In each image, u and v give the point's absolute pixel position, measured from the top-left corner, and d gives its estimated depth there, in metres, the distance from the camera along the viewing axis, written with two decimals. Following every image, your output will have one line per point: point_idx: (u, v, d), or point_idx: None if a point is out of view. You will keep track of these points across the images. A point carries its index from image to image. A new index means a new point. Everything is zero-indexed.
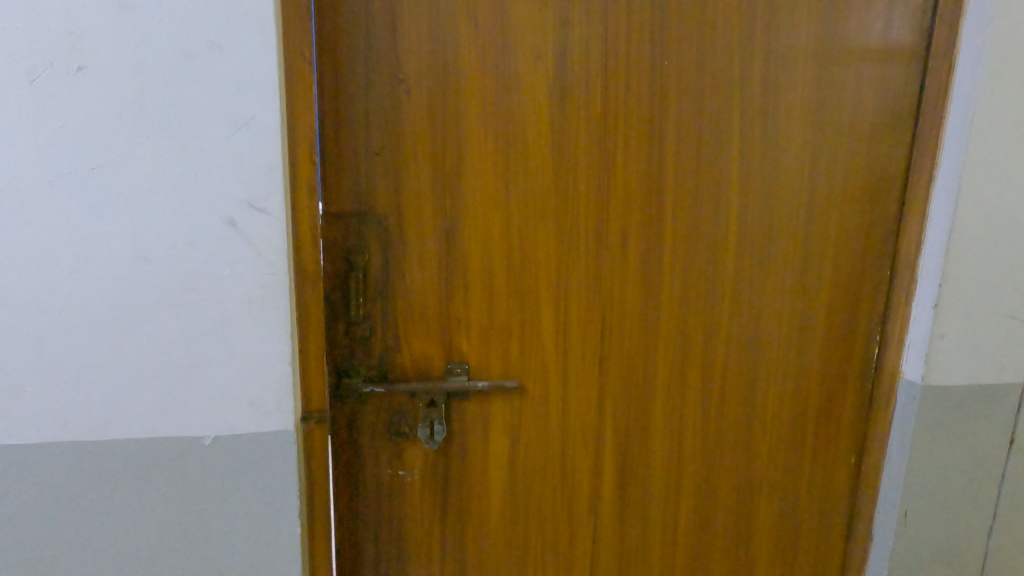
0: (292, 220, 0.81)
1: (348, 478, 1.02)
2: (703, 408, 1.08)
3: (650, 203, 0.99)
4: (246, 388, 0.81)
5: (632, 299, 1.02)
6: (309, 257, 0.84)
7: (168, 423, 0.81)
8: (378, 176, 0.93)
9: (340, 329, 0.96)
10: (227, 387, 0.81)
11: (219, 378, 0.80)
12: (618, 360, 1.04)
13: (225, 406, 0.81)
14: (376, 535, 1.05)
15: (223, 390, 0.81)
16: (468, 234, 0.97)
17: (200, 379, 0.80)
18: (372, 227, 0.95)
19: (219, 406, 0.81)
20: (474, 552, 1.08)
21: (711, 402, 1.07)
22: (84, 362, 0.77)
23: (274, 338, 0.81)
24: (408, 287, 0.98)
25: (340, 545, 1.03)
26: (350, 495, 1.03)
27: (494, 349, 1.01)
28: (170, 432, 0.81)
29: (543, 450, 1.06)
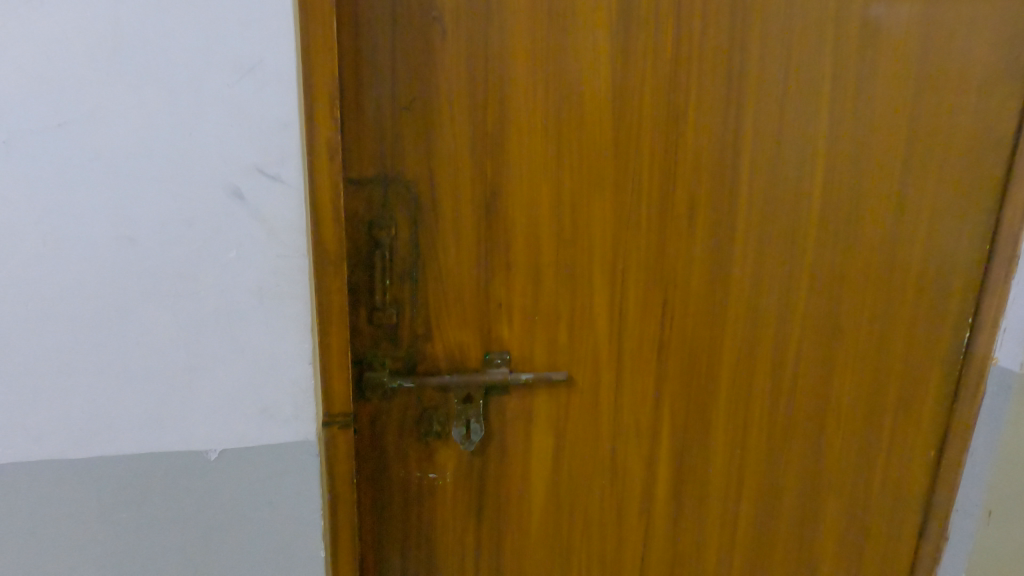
0: (309, 189, 0.67)
1: (374, 481, 0.90)
2: (771, 399, 0.95)
3: (724, 165, 0.85)
4: (258, 393, 0.68)
5: (698, 277, 0.89)
6: (330, 234, 0.69)
7: (166, 437, 0.67)
8: (408, 136, 0.79)
9: (361, 315, 0.83)
10: (236, 392, 0.67)
11: (226, 382, 0.67)
12: (679, 347, 0.91)
13: (234, 415, 0.68)
14: (403, 543, 0.93)
15: (231, 397, 0.67)
16: (512, 203, 0.83)
17: (203, 383, 0.66)
18: (400, 197, 0.81)
19: (227, 415, 0.68)
20: (512, 559, 0.97)
21: (780, 394, 0.95)
22: (60, 366, 0.63)
23: (291, 334, 0.67)
24: (441, 267, 0.84)
25: (364, 558, 0.91)
26: (376, 500, 0.91)
27: (539, 336, 0.88)
28: (169, 446, 0.67)
29: (591, 447, 0.94)
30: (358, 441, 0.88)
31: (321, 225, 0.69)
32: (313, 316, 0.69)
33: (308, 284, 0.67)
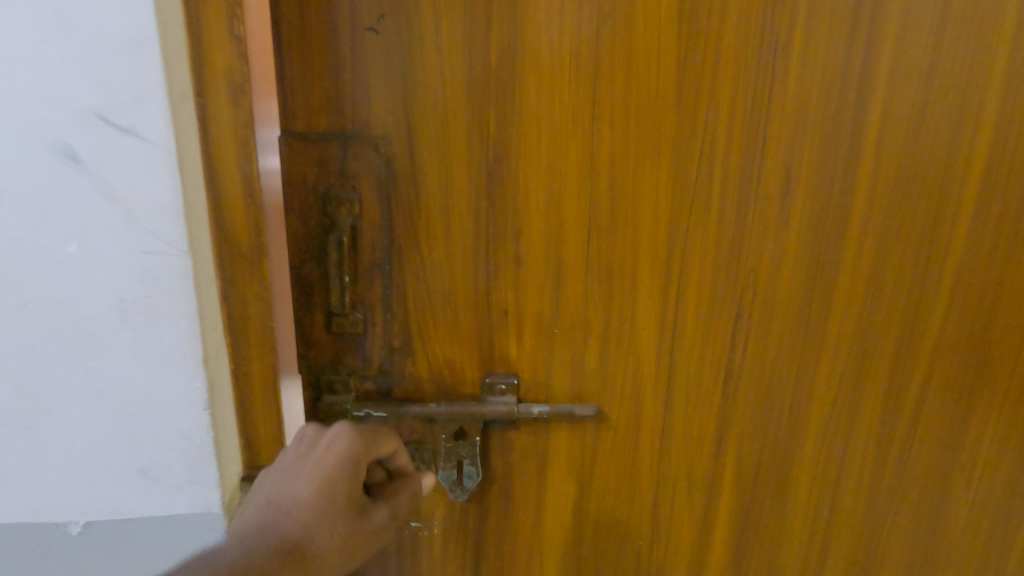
0: (200, 148, 0.43)
1: None
2: (879, 451, 0.69)
3: (842, 123, 0.57)
4: (134, 449, 0.46)
5: (790, 283, 0.62)
6: (239, 217, 0.46)
7: (8, 503, 0.47)
8: (375, 71, 0.54)
9: (315, 321, 0.61)
10: (101, 447, 0.46)
11: (83, 434, 0.45)
12: (753, 378, 0.66)
13: (102, 476, 0.47)
14: None
15: (95, 453, 0.46)
16: (524, 172, 0.58)
17: (50, 433, 0.45)
18: (365, 160, 0.57)
19: (92, 476, 0.47)
20: None
21: (892, 445, 0.69)
22: None
23: (175, 368, 0.45)
24: (425, 258, 0.60)
25: None
26: None
27: (560, 356, 0.64)
28: (14, 514, 0.48)
29: (625, 500, 0.71)
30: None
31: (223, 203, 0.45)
32: (214, 338, 0.46)
33: (197, 295, 0.44)
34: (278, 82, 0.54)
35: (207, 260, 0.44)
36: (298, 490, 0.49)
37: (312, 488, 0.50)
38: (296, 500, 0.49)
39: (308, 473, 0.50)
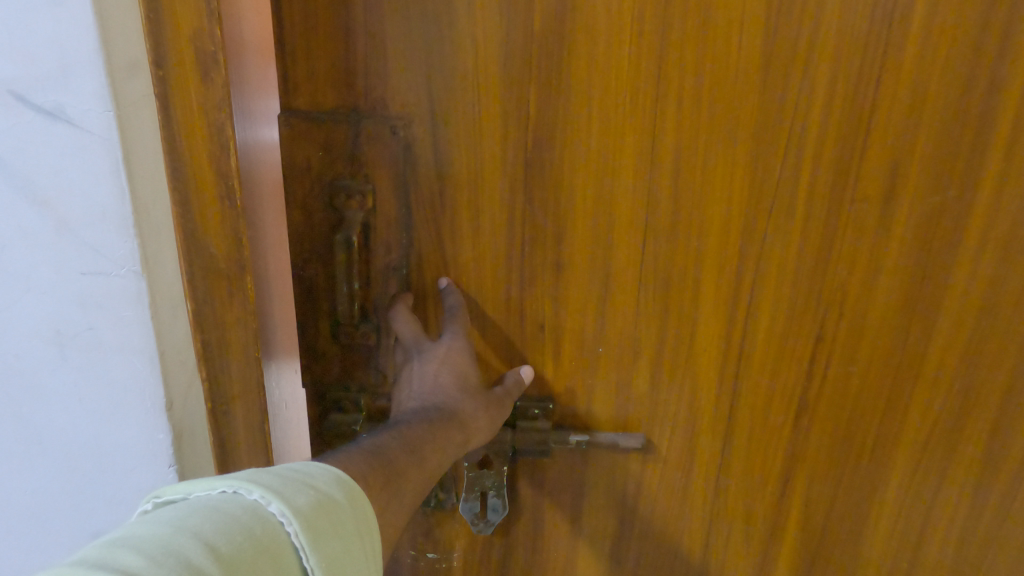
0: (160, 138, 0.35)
1: None
2: (977, 504, 0.58)
3: (967, 110, 0.46)
4: (89, 483, 0.41)
5: (885, 302, 0.52)
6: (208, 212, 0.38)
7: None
8: (392, 39, 0.45)
9: (321, 331, 0.53)
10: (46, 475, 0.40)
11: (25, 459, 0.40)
12: (830, 413, 0.56)
13: (62, 511, 0.41)
14: None
15: (44, 480, 0.40)
16: (567, 163, 0.48)
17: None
18: (380, 145, 0.47)
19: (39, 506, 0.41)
20: None
21: (994, 497, 0.58)
22: None
23: (132, 401, 0.38)
24: (449, 263, 0.51)
25: None
26: None
27: (604, 380, 0.55)
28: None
29: (670, 539, 0.62)
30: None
31: (195, 199, 0.37)
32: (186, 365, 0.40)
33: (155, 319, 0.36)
34: (278, 49, 0.45)
35: (172, 276, 0.37)
36: (439, 372, 0.49)
37: (452, 374, 0.49)
38: (441, 382, 0.48)
39: (444, 358, 0.49)
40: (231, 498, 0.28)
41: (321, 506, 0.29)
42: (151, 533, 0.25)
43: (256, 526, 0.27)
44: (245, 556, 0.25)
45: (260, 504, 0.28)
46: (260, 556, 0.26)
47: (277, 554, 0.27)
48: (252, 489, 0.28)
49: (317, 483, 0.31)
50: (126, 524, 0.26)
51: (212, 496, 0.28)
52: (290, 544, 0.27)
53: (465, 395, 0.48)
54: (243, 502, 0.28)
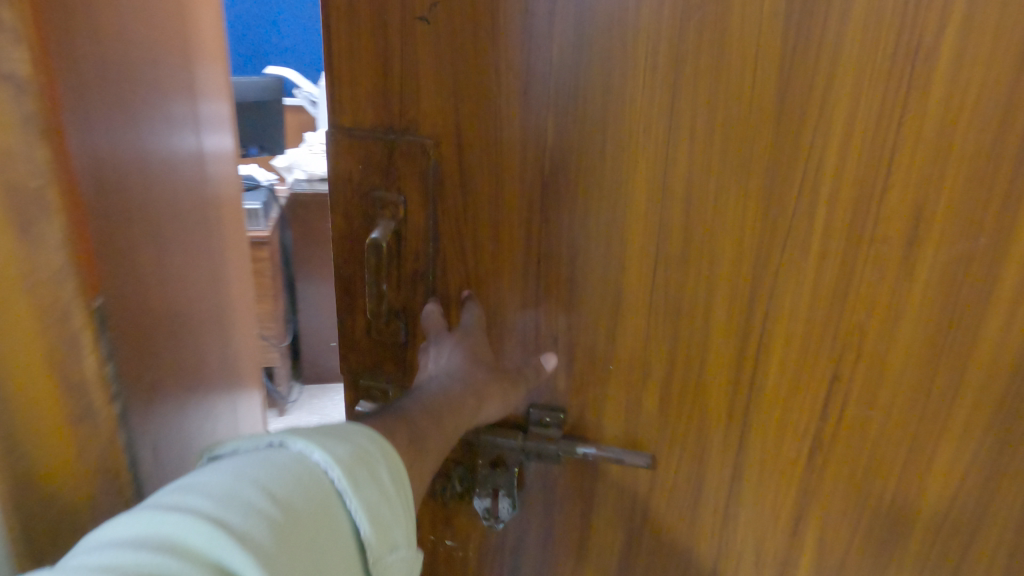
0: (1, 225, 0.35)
1: None
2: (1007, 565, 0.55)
3: (1003, 152, 0.44)
4: None
5: (910, 345, 0.50)
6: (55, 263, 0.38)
7: None
8: (424, 65, 0.49)
9: (354, 324, 0.58)
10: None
11: None
12: (847, 455, 0.55)
13: None
14: None
15: None
16: (584, 185, 0.50)
17: None
18: (411, 161, 0.52)
19: None
20: None
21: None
22: None
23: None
24: (470, 273, 0.55)
25: None
26: None
27: (615, 396, 0.57)
28: None
29: (679, 560, 0.62)
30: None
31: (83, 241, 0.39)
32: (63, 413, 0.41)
33: None
34: (327, 72, 0.50)
35: None
36: (451, 355, 0.53)
37: (464, 354, 0.53)
38: (453, 362, 0.52)
39: (457, 342, 0.54)
40: (280, 449, 0.36)
41: (358, 455, 0.37)
42: (222, 474, 0.33)
43: (303, 470, 0.34)
44: (296, 494, 0.33)
45: (304, 453, 0.35)
46: (308, 494, 0.33)
47: (325, 492, 0.34)
48: (297, 442, 0.36)
49: (351, 434, 0.38)
50: (199, 468, 0.34)
51: (262, 448, 0.35)
52: (334, 485, 0.35)
53: (482, 368, 0.53)
54: (292, 452, 0.35)
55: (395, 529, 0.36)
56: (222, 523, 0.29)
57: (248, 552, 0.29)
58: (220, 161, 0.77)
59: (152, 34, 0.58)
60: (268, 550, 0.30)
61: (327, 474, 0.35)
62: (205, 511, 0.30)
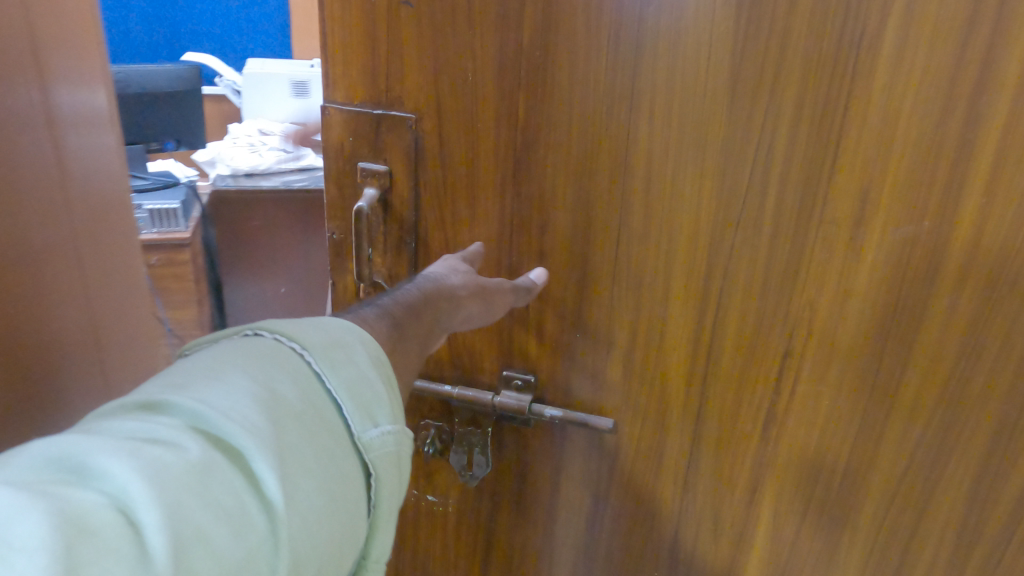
0: None
1: None
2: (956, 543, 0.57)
3: (945, 138, 0.46)
4: None
5: (858, 324, 0.52)
6: None
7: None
8: (409, 46, 0.53)
9: (344, 286, 0.63)
10: None
11: None
12: (800, 428, 0.57)
13: None
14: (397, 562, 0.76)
15: None
16: (552, 162, 0.54)
17: None
18: (396, 135, 0.56)
19: None
20: None
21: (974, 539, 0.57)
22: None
23: None
24: (450, 242, 0.59)
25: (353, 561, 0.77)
26: None
27: (582, 362, 0.60)
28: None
29: (643, 525, 0.65)
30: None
31: None
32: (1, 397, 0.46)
33: None
34: (324, 52, 0.55)
35: None
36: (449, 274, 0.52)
37: (461, 277, 0.53)
38: (449, 279, 0.52)
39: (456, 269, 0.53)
40: (256, 338, 0.37)
41: (334, 342, 0.39)
42: (206, 360, 0.34)
43: (282, 355, 0.36)
44: (277, 374, 0.35)
45: (279, 340, 0.38)
46: (290, 376, 0.35)
47: (304, 374, 0.36)
48: (273, 331, 0.38)
49: (320, 323, 0.40)
50: (182, 357, 0.36)
51: (239, 337, 0.37)
52: (312, 366, 0.37)
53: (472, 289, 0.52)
54: (267, 342, 0.37)
55: (378, 407, 0.38)
56: (203, 399, 0.31)
57: (236, 423, 0.31)
58: (99, 150, 0.75)
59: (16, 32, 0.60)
60: (255, 422, 0.32)
61: (303, 359, 0.37)
62: (187, 392, 0.32)
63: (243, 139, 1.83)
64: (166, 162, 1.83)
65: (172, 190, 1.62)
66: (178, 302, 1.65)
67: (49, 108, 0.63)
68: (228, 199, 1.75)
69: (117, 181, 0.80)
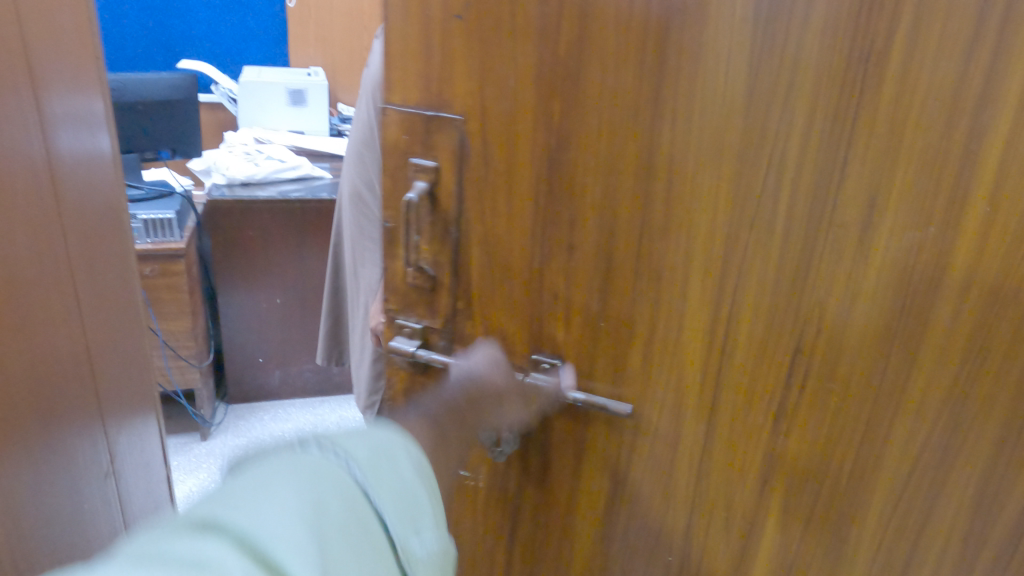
0: None
1: None
2: (962, 544, 0.59)
3: (949, 149, 0.49)
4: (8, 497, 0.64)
5: (866, 325, 0.55)
6: None
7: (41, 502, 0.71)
8: (459, 57, 0.60)
9: (393, 271, 0.69)
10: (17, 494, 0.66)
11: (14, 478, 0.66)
12: (809, 425, 0.60)
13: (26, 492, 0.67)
14: None
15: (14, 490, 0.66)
16: (583, 164, 0.59)
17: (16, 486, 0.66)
18: (445, 135, 0.62)
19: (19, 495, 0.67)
20: None
21: (980, 540, 0.58)
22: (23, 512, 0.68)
23: None
24: (488, 233, 0.65)
25: None
26: None
27: (604, 351, 0.65)
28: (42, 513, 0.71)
29: (658, 510, 0.69)
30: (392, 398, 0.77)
31: None
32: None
33: None
34: (387, 62, 0.63)
35: None
36: (484, 363, 0.67)
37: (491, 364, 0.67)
38: (482, 370, 0.66)
39: (487, 360, 0.67)
40: (304, 446, 0.44)
41: (376, 453, 0.47)
42: (270, 467, 0.40)
43: (331, 468, 0.43)
44: (330, 484, 0.41)
45: (323, 453, 0.44)
46: (340, 488, 0.42)
47: (352, 489, 0.43)
48: (319, 445, 0.44)
49: (356, 436, 0.48)
50: (242, 467, 0.41)
51: (291, 444, 0.44)
52: (356, 476, 0.44)
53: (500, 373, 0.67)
54: (315, 450, 0.44)
55: (419, 517, 0.46)
56: (280, 500, 0.37)
57: (311, 524, 0.37)
58: (94, 154, 0.90)
59: (59, 51, 0.82)
60: (325, 525, 0.38)
61: (348, 471, 0.44)
62: (266, 496, 0.37)
63: (239, 147, 2.12)
64: (163, 175, 2.14)
65: (168, 199, 1.91)
66: (170, 312, 1.93)
67: (53, 112, 0.78)
68: (223, 207, 1.99)
69: (109, 185, 0.96)
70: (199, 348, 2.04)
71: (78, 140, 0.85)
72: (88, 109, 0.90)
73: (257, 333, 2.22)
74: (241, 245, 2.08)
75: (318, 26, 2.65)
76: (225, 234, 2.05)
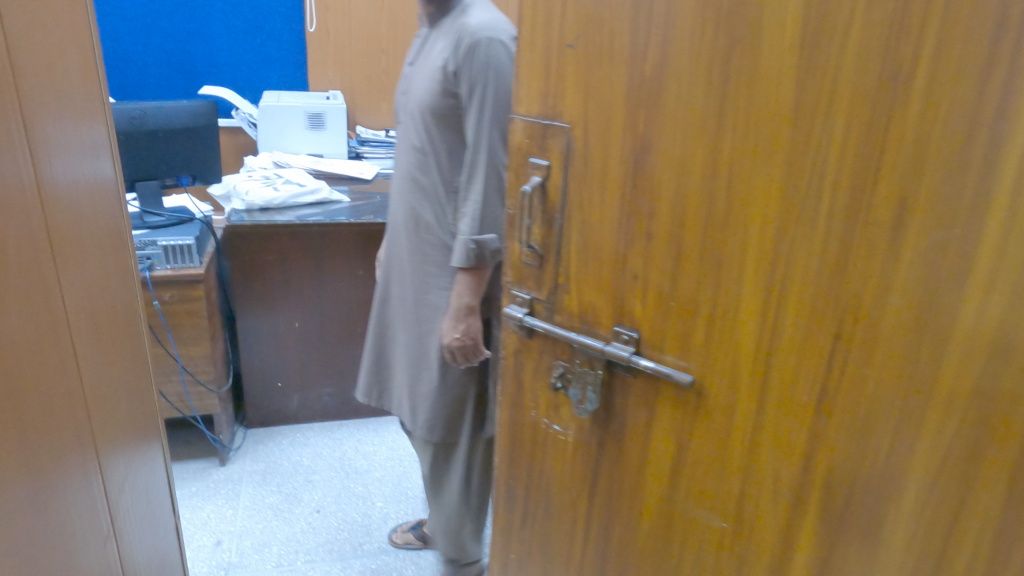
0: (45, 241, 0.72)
1: (513, 400, 0.97)
2: (992, 533, 0.61)
3: (971, 156, 0.56)
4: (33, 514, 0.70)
5: (898, 312, 0.63)
6: None
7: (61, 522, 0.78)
8: (569, 79, 0.77)
9: (512, 249, 0.88)
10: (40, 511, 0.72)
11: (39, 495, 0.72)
12: (846, 404, 0.68)
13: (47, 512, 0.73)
14: (528, 470, 0.98)
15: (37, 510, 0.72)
16: (661, 165, 0.73)
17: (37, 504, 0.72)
18: (557, 140, 0.80)
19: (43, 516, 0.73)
20: (616, 544, 0.90)
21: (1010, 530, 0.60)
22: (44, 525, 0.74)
23: None
24: (584, 219, 0.80)
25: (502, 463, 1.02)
26: (512, 419, 0.98)
27: (672, 325, 0.77)
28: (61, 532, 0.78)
29: (714, 470, 0.79)
30: (505, 357, 0.96)
31: None
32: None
33: None
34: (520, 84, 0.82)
35: None
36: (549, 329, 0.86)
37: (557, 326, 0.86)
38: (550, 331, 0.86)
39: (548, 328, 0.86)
40: None
41: None
42: None
43: None
44: None
45: None
46: None
47: None
48: None
49: None
50: None
51: None
52: None
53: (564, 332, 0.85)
54: None
55: None
56: None
57: None
58: (99, 179, 0.95)
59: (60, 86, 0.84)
60: None
61: None
62: None
63: (258, 174, 2.40)
64: (184, 200, 2.35)
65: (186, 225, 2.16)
66: (190, 336, 2.12)
67: (50, 141, 0.79)
68: (241, 233, 2.19)
69: (112, 209, 1.00)
70: (217, 372, 2.22)
71: (78, 168, 0.88)
72: (93, 138, 0.93)
73: (276, 357, 2.39)
74: (260, 270, 2.26)
75: (335, 49, 3.17)
76: (246, 256, 2.22)
